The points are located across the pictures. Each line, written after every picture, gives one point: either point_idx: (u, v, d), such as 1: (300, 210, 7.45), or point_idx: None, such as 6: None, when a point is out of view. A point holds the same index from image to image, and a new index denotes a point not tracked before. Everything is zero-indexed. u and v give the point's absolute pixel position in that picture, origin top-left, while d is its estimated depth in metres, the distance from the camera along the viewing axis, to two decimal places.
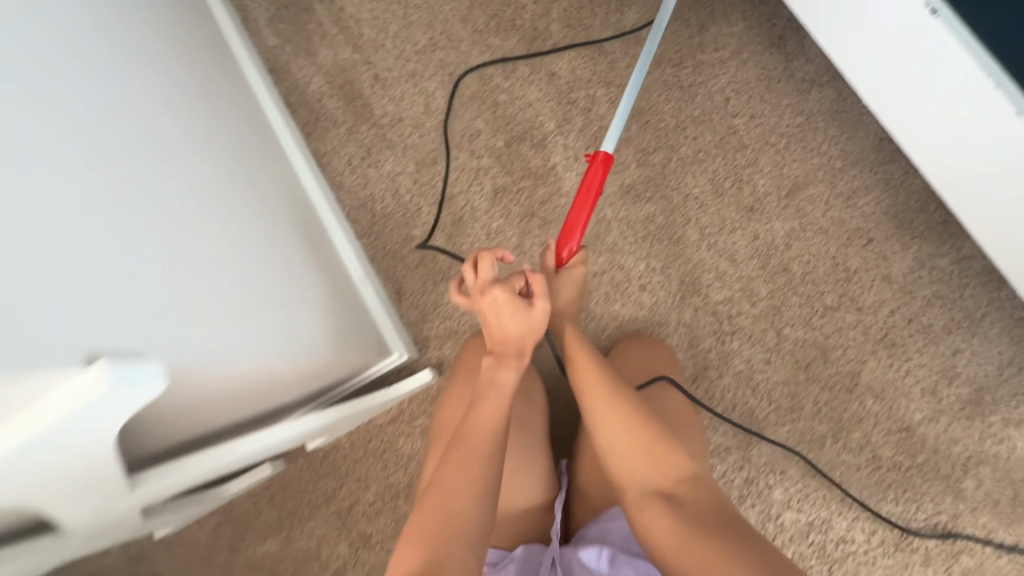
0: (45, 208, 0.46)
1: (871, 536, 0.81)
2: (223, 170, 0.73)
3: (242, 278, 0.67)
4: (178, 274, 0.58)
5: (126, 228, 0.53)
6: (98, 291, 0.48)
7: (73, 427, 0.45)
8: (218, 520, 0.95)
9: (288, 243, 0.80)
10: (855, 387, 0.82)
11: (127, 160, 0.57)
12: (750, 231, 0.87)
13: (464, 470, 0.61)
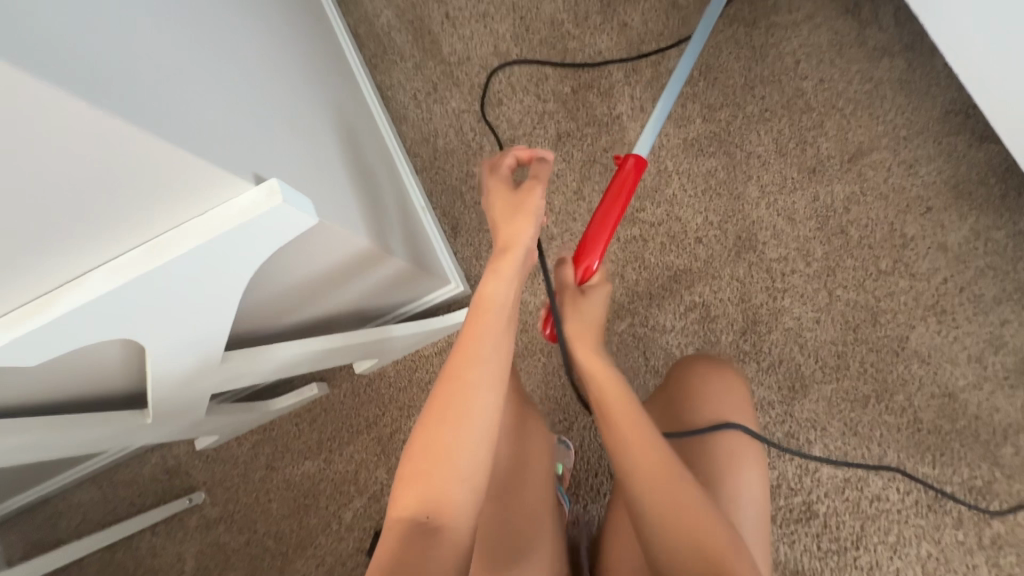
0: (204, 57, 0.43)
1: (905, 496, 0.81)
2: (307, 77, 0.69)
3: (350, 180, 0.65)
4: (307, 157, 0.55)
5: (263, 102, 0.51)
6: (253, 141, 0.45)
7: (220, 257, 0.42)
8: (258, 438, 0.96)
9: (372, 165, 0.79)
10: (902, 351, 0.83)
11: (250, 44, 0.55)
12: (810, 192, 0.89)
13: (452, 441, 0.51)
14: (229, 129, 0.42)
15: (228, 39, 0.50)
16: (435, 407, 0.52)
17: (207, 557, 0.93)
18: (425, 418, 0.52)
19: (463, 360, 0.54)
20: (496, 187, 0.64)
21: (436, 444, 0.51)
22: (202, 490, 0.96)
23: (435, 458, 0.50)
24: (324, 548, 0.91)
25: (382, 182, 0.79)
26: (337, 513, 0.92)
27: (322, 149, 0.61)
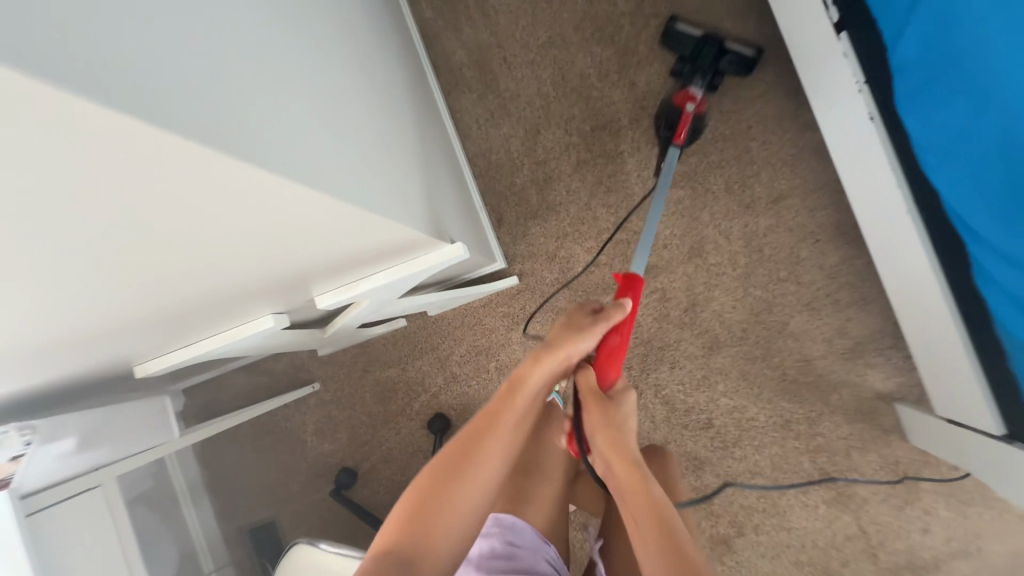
0: (396, 165, 0.81)
1: (768, 419, 1.30)
2: (420, 137, 1.08)
3: (448, 211, 1.04)
4: (434, 204, 0.93)
5: (416, 177, 0.89)
6: (422, 208, 0.84)
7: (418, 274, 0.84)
8: (357, 351, 1.43)
9: (452, 189, 1.18)
10: (783, 330, 1.30)
11: (403, 135, 0.93)
12: (743, 221, 1.31)
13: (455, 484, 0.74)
14: (415, 203, 0.80)
15: (396, 138, 0.88)
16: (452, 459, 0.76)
17: (323, 424, 1.43)
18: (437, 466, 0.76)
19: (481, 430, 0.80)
20: (575, 317, 0.89)
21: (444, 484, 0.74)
22: (318, 381, 1.44)
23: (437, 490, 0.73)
24: (401, 423, 1.40)
25: (458, 202, 1.18)
26: (409, 402, 1.40)
27: (437, 193, 0.99)
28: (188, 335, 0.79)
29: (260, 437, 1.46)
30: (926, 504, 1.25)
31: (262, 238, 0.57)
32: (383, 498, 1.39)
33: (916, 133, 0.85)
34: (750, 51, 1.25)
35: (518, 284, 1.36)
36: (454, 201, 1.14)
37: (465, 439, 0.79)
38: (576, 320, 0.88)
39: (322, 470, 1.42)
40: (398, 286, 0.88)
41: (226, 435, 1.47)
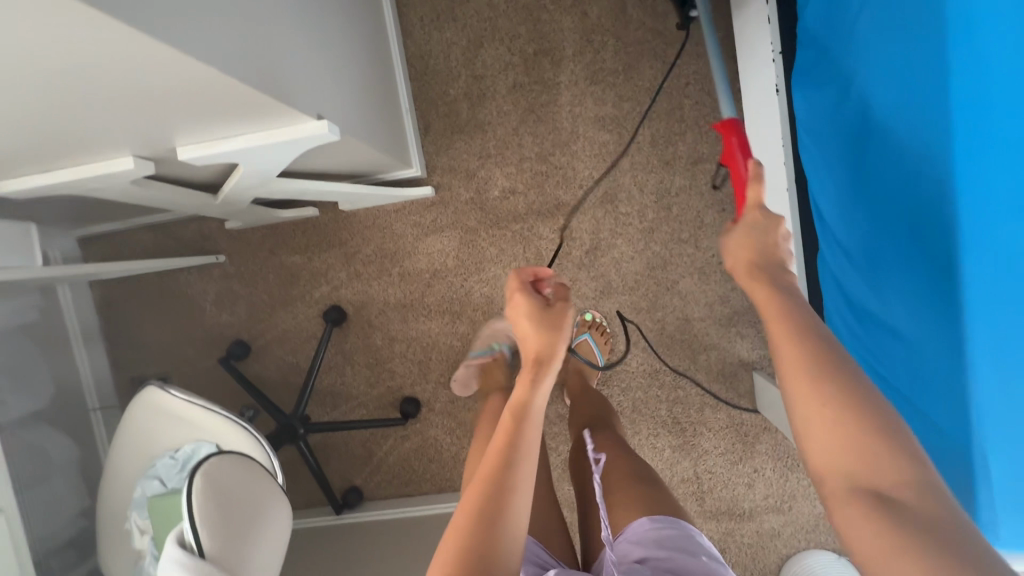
0: (292, 40, 0.81)
1: (638, 365, 1.39)
2: (342, 18, 1.04)
3: (356, 101, 1.04)
4: (335, 90, 0.94)
5: (319, 60, 0.89)
6: (311, 87, 0.84)
7: (291, 149, 0.83)
8: (265, 232, 1.44)
9: (375, 82, 1.16)
10: (671, 288, 1.36)
11: (311, 9, 0.90)
12: (660, 176, 1.33)
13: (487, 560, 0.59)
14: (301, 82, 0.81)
15: (301, 11, 0.86)
16: (471, 532, 0.61)
17: (223, 295, 1.46)
18: (455, 533, 0.62)
19: (500, 482, 0.64)
20: (525, 303, 0.74)
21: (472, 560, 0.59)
22: (223, 254, 1.45)
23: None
24: (299, 309, 1.45)
25: (378, 97, 1.16)
26: (310, 290, 1.44)
27: (343, 81, 0.98)
28: (46, 166, 0.79)
29: (159, 297, 1.48)
30: (756, 463, 1.39)
31: (119, 84, 0.58)
32: (272, 374, 1.46)
33: (802, 118, 0.87)
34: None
35: (434, 195, 1.37)
36: (373, 95, 1.13)
37: (478, 502, 0.62)
38: (536, 318, 0.73)
39: (215, 339, 1.46)
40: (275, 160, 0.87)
41: (126, 289, 1.49)
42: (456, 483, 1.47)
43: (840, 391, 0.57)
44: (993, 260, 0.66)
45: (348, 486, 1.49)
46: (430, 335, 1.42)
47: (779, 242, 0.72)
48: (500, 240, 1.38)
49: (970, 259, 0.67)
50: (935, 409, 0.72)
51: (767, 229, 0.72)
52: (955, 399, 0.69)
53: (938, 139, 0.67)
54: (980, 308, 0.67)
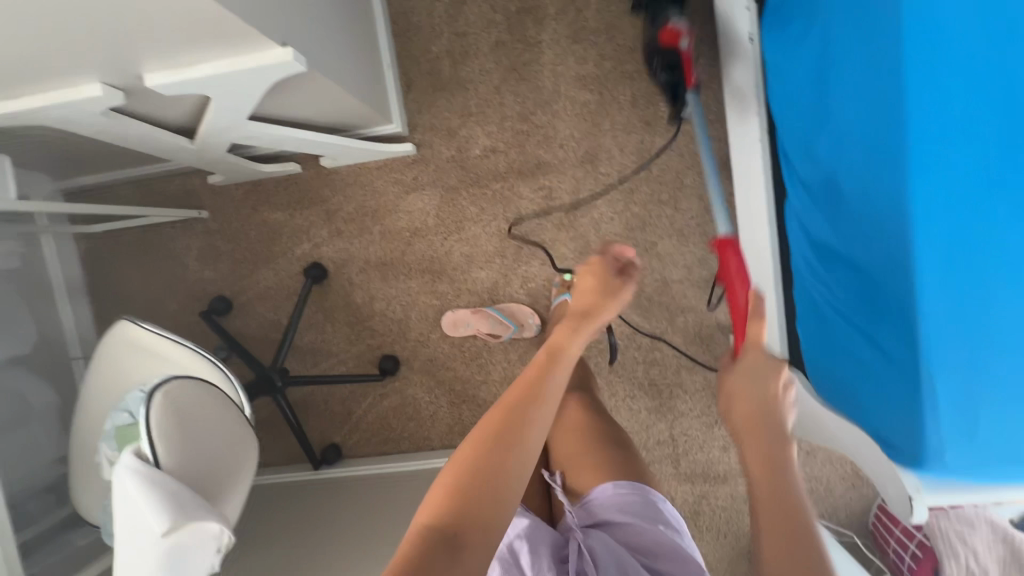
0: None
1: (616, 327, 1.40)
2: None
3: (336, 46, 1.04)
4: (314, 30, 0.94)
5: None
6: (288, 22, 0.84)
7: (260, 80, 0.84)
8: (248, 189, 1.44)
9: (356, 32, 1.17)
10: (649, 250, 1.36)
11: None
12: (640, 136, 1.33)
13: (493, 481, 0.61)
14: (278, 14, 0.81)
15: None
16: (485, 455, 0.63)
17: (206, 252, 1.47)
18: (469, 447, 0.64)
19: (516, 414, 0.67)
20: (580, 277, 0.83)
21: (477, 477, 0.61)
22: (206, 211, 1.45)
23: (481, 493, 0.60)
24: (281, 266, 1.46)
25: (358, 47, 1.17)
26: (292, 247, 1.45)
27: (323, 23, 0.99)
28: (14, 91, 0.80)
29: (143, 253, 1.49)
30: None
31: None
32: (254, 330, 1.48)
33: (773, 64, 0.89)
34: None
35: (415, 153, 1.38)
36: (353, 43, 1.14)
37: (497, 426, 0.65)
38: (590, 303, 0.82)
39: (197, 294, 1.47)
40: (247, 94, 0.88)
41: (111, 245, 1.50)
42: (434, 442, 1.48)
43: (802, 522, 0.59)
44: (937, 192, 0.69)
45: (328, 443, 1.50)
46: (410, 293, 1.43)
47: (781, 395, 0.72)
48: (480, 200, 1.39)
49: (926, 192, 0.69)
50: (884, 341, 0.73)
51: (766, 376, 0.73)
52: (905, 328, 0.71)
53: (908, 75, 0.69)
54: (925, 239, 0.69)
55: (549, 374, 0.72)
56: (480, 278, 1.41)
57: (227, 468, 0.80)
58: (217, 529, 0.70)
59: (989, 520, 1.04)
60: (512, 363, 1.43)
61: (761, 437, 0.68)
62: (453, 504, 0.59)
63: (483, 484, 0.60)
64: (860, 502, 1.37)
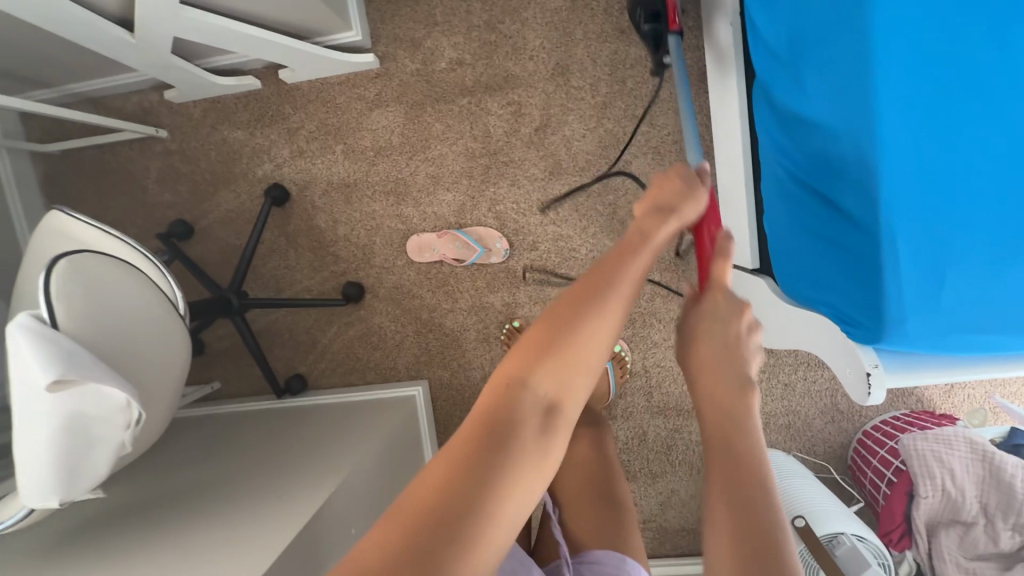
0: None
1: (588, 254, 1.33)
2: None
3: None
4: None
5: None
6: None
7: None
8: (207, 107, 1.39)
9: None
10: (624, 170, 1.29)
11: None
12: (614, 46, 1.25)
13: (575, 342, 0.53)
14: None
15: None
16: (541, 347, 0.53)
17: (166, 173, 1.42)
18: (523, 349, 0.53)
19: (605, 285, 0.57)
20: (673, 173, 0.72)
21: (538, 367, 0.52)
22: (164, 129, 1.40)
23: (562, 345, 0.53)
24: (241, 188, 1.41)
25: None
26: (252, 169, 1.39)
27: None
28: None
29: (102, 175, 1.44)
30: None
31: None
32: (215, 255, 1.43)
33: None
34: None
35: (377, 66, 1.31)
36: None
37: (552, 326, 0.54)
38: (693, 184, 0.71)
39: (158, 217, 1.43)
40: None
41: (69, 167, 1.45)
42: (400, 373, 1.44)
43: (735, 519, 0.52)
44: (901, 28, 0.62)
45: (292, 374, 1.46)
46: (375, 217, 1.38)
47: (740, 338, 0.65)
48: (446, 116, 1.32)
49: (889, 29, 0.62)
50: (844, 200, 0.66)
51: (726, 317, 0.66)
52: (863, 182, 0.64)
53: None
54: (888, 88, 0.62)
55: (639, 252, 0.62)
56: (446, 200, 1.35)
57: (144, 349, 0.75)
58: (123, 400, 0.66)
59: (970, 440, 1.00)
60: (480, 291, 1.38)
61: (716, 367, 0.64)
62: (503, 402, 0.50)
63: (542, 387, 0.51)
64: (839, 437, 1.31)
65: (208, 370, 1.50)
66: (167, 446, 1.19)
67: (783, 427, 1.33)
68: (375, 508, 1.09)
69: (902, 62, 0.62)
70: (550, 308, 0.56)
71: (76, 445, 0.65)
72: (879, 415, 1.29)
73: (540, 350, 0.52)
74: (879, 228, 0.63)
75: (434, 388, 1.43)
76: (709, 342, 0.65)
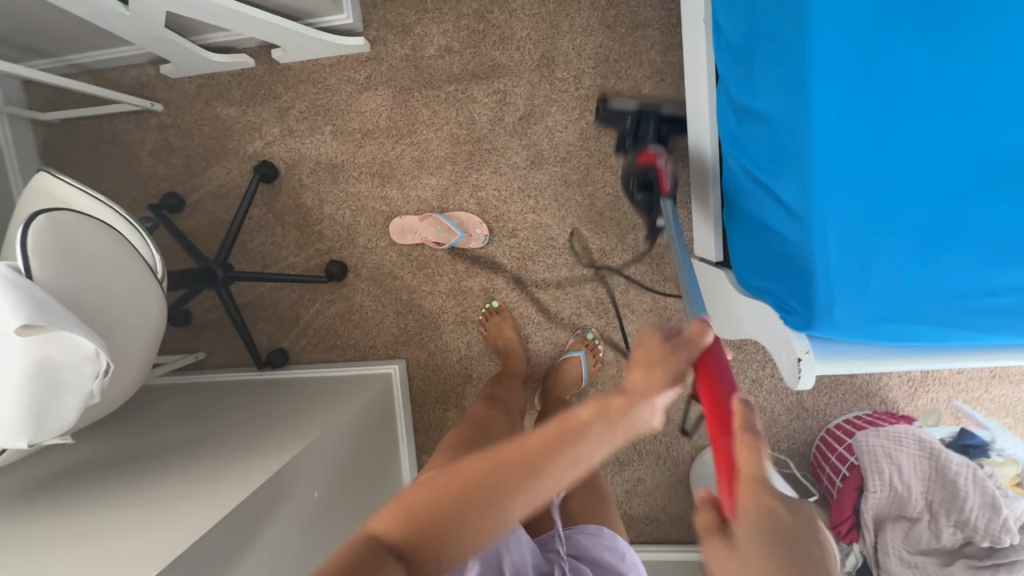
0: None
1: (565, 243, 1.36)
2: None
3: None
4: None
5: None
6: None
7: None
8: (202, 83, 1.42)
9: None
10: (604, 162, 1.32)
11: None
12: (599, 40, 1.28)
13: (471, 520, 0.53)
14: None
15: None
16: (445, 492, 0.54)
17: (160, 147, 1.46)
18: (428, 492, 0.55)
19: (498, 491, 0.54)
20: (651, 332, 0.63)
21: (436, 518, 0.53)
22: (160, 103, 1.44)
23: (433, 546, 0.52)
24: (231, 163, 1.44)
25: None
26: (243, 146, 1.43)
27: None
28: None
29: (99, 144, 1.48)
30: None
31: None
32: (204, 229, 1.47)
33: None
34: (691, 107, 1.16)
35: (368, 49, 1.34)
36: None
37: (466, 475, 0.55)
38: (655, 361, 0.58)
39: (152, 189, 1.48)
40: None
41: (66, 135, 1.49)
42: (378, 351, 1.47)
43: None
44: (840, 26, 0.64)
45: (274, 347, 1.49)
46: (360, 198, 1.41)
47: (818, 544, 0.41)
48: (433, 103, 1.35)
49: (828, 26, 0.64)
50: (784, 192, 0.69)
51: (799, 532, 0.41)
52: (800, 174, 0.67)
53: None
54: (826, 83, 0.65)
55: (564, 452, 0.55)
56: (430, 184, 1.38)
57: (114, 303, 0.78)
58: (91, 349, 0.70)
59: (918, 438, 1.03)
60: (459, 275, 1.41)
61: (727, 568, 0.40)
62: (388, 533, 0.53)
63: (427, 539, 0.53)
64: (803, 434, 1.33)
65: (193, 341, 1.54)
66: (148, 408, 1.23)
67: None
68: (341, 476, 1.12)
69: (840, 59, 0.64)
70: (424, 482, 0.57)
71: (44, 388, 0.68)
72: (843, 414, 1.31)
73: (424, 516, 0.53)
74: (811, 218, 0.66)
75: (411, 367, 1.46)
76: (753, 557, 0.39)
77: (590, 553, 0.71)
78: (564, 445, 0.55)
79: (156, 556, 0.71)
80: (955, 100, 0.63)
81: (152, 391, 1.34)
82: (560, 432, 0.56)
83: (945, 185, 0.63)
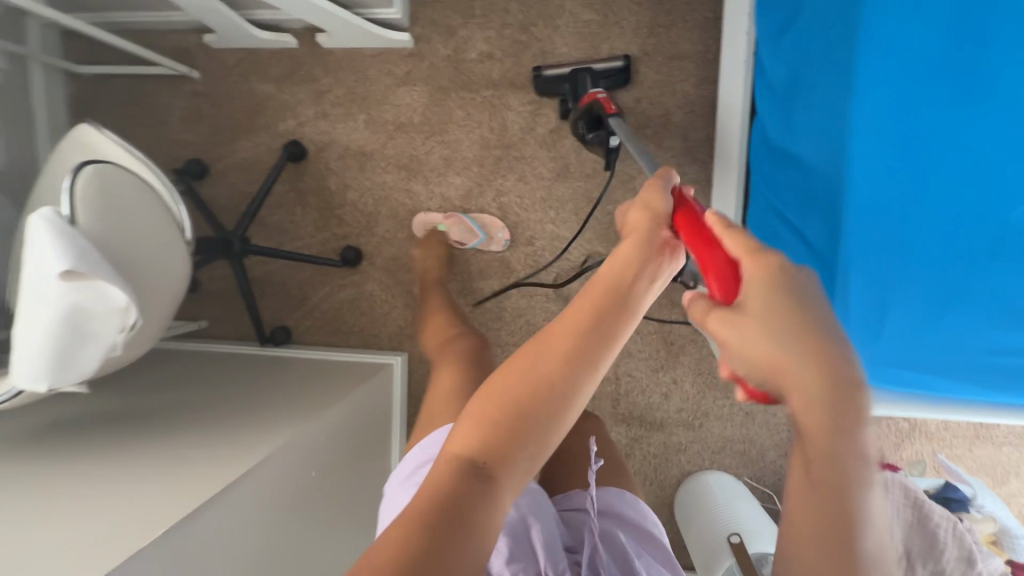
0: None
1: (579, 256, 1.38)
2: None
3: None
4: None
5: None
6: None
7: None
8: (242, 57, 1.44)
9: None
10: (628, 183, 1.35)
11: None
12: (636, 66, 1.32)
13: (551, 401, 0.56)
14: None
15: None
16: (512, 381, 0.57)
17: (191, 112, 1.47)
18: (496, 393, 0.57)
19: (554, 387, 0.57)
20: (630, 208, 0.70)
21: (515, 421, 0.55)
22: (197, 71, 1.45)
23: (517, 442, 0.55)
24: (260, 138, 1.46)
25: None
26: (275, 123, 1.45)
27: None
28: None
29: (130, 103, 1.49)
30: (677, 374, 1.38)
31: None
32: (224, 199, 1.48)
33: None
34: (619, 60, 1.27)
35: (411, 46, 1.37)
36: None
37: (526, 358, 0.58)
38: (661, 220, 0.65)
39: (177, 154, 1.48)
40: None
41: (98, 89, 1.50)
42: (382, 341, 1.48)
43: (795, 319, 0.48)
44: (885, 86, 0.67)
45: (278, 325, 1.50)
46: (385, 188, 1.43)
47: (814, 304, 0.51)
48: (468, 105, 1.38)
49: (873, 84, 0.67)
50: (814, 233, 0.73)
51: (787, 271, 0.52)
52: (830, 219, 0.71)
53: None
54: (864, 139, 0.68)
55: (621, 312, 0.61)
56: (454, 184, 1.41)
57: (145, 258, 0.79)
58: (123, 303, 0.71)
59: (902, 485, 1.07)
60: (472, 276, 1.43)
61: (730, 322, 0.49)
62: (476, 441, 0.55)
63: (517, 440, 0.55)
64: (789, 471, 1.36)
65: (197, 309, 1.53)
66: (150, 368, 1.23)
67: (738, 453, 1.37)
68: (336, 460, 1.12)
69: (881, 117, 0.68)
70: (492, 380, 0.59)
71: (71, 337, 0.69)
72: None
73: (502, 407, 0.56)
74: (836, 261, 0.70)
75: (412, 361, 1.47)
76: (760, 304, 0.48)
77: (615, 511, 0.78)
78: (597, 286, 0.62)
79: (137, 533, 0.70)
80: (984, 169, 0.66)
81: (153, 354, 1.33)
82: (605, 295, 0.61)
83: (967, 246, 0.66)
